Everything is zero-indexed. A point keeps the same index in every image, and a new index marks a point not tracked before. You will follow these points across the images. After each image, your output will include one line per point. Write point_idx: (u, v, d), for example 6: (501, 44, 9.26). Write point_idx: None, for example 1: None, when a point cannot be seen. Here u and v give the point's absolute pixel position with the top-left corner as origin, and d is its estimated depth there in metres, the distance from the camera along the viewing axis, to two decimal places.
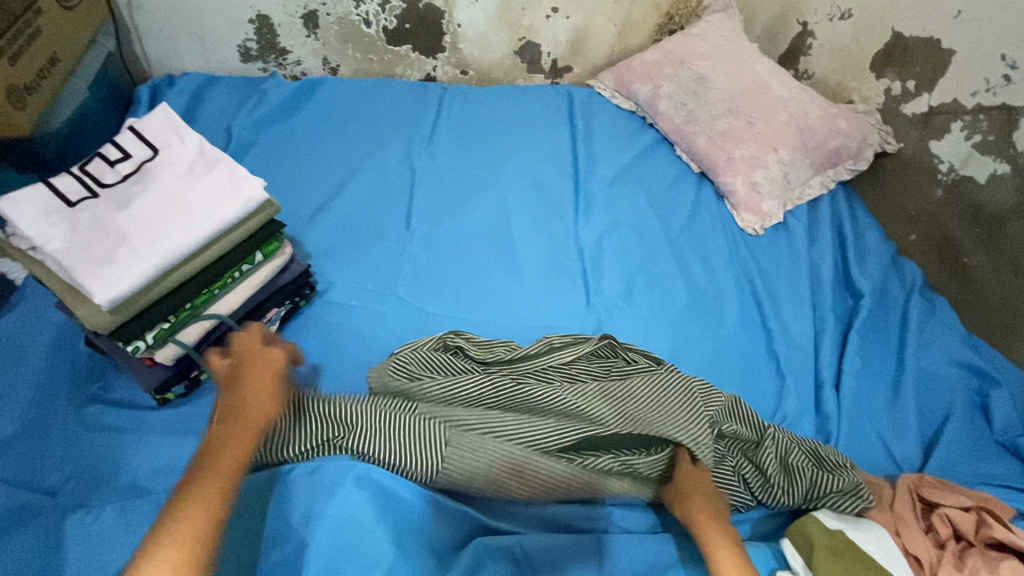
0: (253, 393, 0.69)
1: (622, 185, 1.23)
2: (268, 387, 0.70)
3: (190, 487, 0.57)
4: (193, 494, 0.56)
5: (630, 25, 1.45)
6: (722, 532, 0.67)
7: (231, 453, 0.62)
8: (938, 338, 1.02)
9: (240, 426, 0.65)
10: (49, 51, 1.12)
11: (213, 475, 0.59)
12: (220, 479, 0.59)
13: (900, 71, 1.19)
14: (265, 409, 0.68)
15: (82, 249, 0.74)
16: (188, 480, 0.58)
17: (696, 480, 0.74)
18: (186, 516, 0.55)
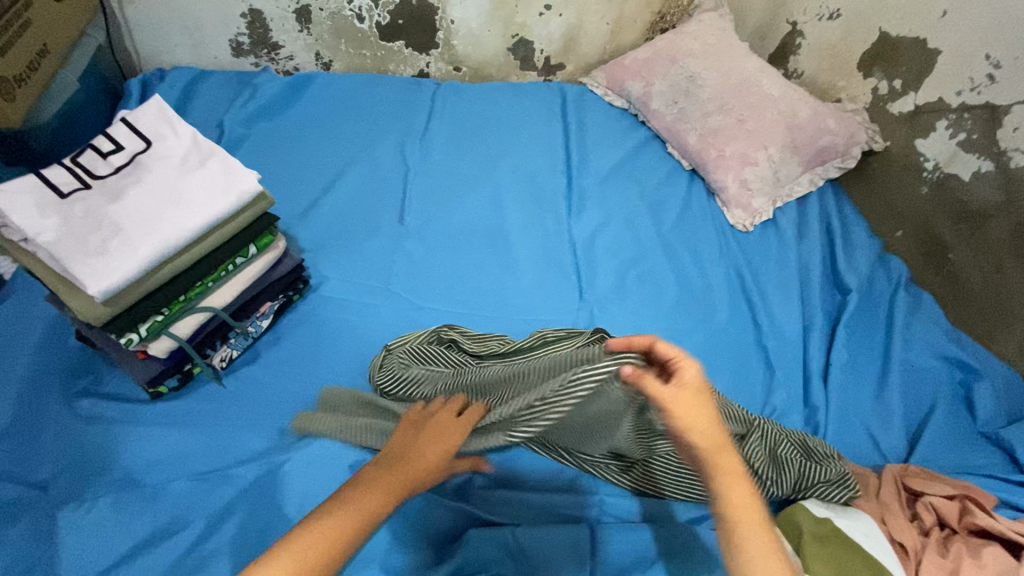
0: (429, 442, 0.69)
1: (615, 181, 1.24)
2: (436, 435, 0.70)
3: (343, 496, 0.59)
4: (336, 511, 0.57)
5: (623, 23, 1.46)
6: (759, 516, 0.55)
7: (370, 501, 0.59)
8: (923, 333, 1.04)
9: (396, 474, 0.64)
10: (39, 44, 1.11)
11: (367, 493, 0.60)
12: (354, 510, 0.57)
13: (888, 70, 1.21)
14: (432, 458, 0.68)
15: (75, 241, 0.74)
16: (349, 489, 0.60)
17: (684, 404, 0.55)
18: (310, 543, 0.53)
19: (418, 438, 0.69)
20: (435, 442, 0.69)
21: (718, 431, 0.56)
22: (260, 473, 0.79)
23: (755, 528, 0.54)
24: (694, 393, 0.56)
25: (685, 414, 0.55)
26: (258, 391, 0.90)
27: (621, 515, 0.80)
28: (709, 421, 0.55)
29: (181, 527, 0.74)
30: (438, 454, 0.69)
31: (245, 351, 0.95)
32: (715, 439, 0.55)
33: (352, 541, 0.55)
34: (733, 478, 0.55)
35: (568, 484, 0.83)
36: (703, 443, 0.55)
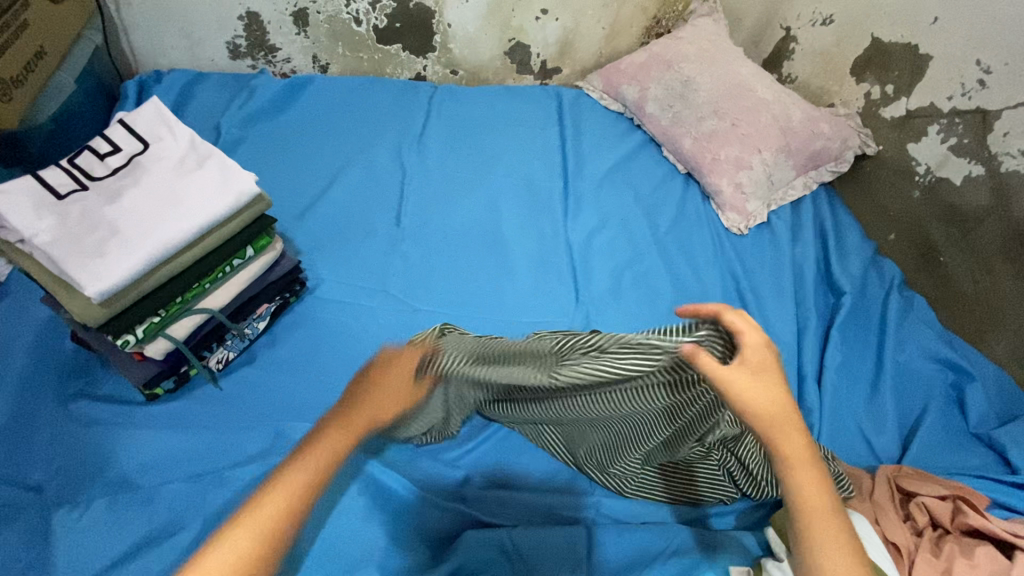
0: (391, 378, 0.67)
1: (611, 184, 1.25)
2: (401, 374, 0.68)
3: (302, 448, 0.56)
4: (293, 462, 0.54)
5: (618, 27, 1.47)
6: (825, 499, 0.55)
7: (331, 443, 0.57)
8: (916, 335, 1.05)
9: (359, 413, 0.62)
10: (36, 45, 1.11)
11: (327, 440, 0.58)
12: (314, 460, 0.55)
13: (880, 76, 1.22)
14: (397, 398, 0.66)
15: (72, 242, 0.74)
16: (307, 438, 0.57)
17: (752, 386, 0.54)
18: (271, 499, 0.51)
19: (379, 378, 0.67)
20: (394, 382, 0.67)
21: (784, 412, 0.54)
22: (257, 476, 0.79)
23: (823, 511, 0.55)
24: (758, 371, 0.54)
25: (747, 396, 0.54)
26: (254, 393, 0.90)
27: (617, 517, 0.80)
28: (775, 404, 0.54)
29: (176, 529, 0.74)
30: (403, 390, 0.67)
31: (242, 353, 0.95)
32: (775, 416, 0.54)
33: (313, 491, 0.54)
34: (797, 460, 0.55)
35: (564, 485, 0.83)
36: (770, 426, 0.54)
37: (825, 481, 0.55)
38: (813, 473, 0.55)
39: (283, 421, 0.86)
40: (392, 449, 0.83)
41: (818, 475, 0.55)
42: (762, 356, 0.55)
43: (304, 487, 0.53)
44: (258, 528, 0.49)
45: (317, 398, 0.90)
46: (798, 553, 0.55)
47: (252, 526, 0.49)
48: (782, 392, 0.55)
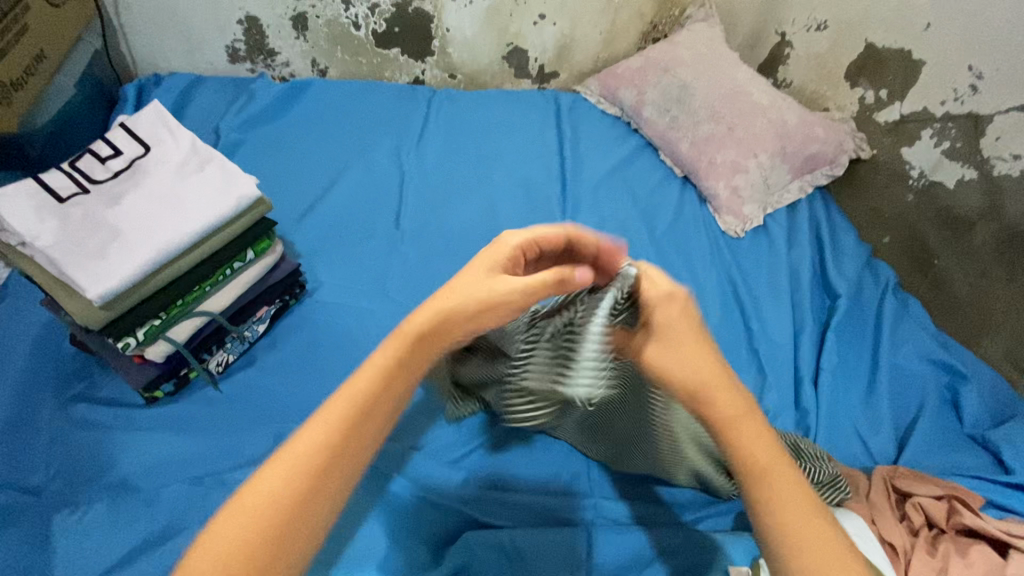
0: (475, 279, 0.55)
1: (609, 188, 1.26)
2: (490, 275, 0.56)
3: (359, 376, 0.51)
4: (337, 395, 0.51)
5: (615, 32, 1.48)
6: (768, 452, 0.53)
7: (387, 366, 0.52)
8: (910, 337, 1.06)
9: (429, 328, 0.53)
10: (36, 49, 1.12)
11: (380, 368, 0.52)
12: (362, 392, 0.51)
13: (874, 81, 1.24)
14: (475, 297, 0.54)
15: (73, 245, 0.74)
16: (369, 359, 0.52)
17: (675, 341, 0.55)
18: (311, 432, 0.49)
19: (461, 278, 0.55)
20: (475, 282, 0.55)
21: (704, 369, 0.54)
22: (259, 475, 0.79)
23: (775, 466, 0.53)
24: (672, 327, 0.55)
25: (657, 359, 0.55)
26: (253, 395, 0.90)
27: (616, 518, 0.81)
28: (691, 364, 0.54)
29: (178, 532, 0.75)
30: (489, 291, 0.54)
31: (241, 355, 0.95)
32: (703, 372, 0.54)
33: (360, 428, 0.50)
34: (736, 415, 0.54)
35: (562, 485, 0.84)
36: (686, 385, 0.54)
37: (762, 435, 0.54)
38: (757, 432, 0.54)
39: (283, 424, 0.86)
40: (392, 451, 0.83)
41: (761, 430, 0.54)
42: (671, 309, 0.56)
43: (344, 423, 0.49)
44: (296, 469, 0.47)
45: (317, 400, 0.90)
46: (754, 513, 0.53)
47: (290, 467, 0.47)
48: (704, 349, 0.55)
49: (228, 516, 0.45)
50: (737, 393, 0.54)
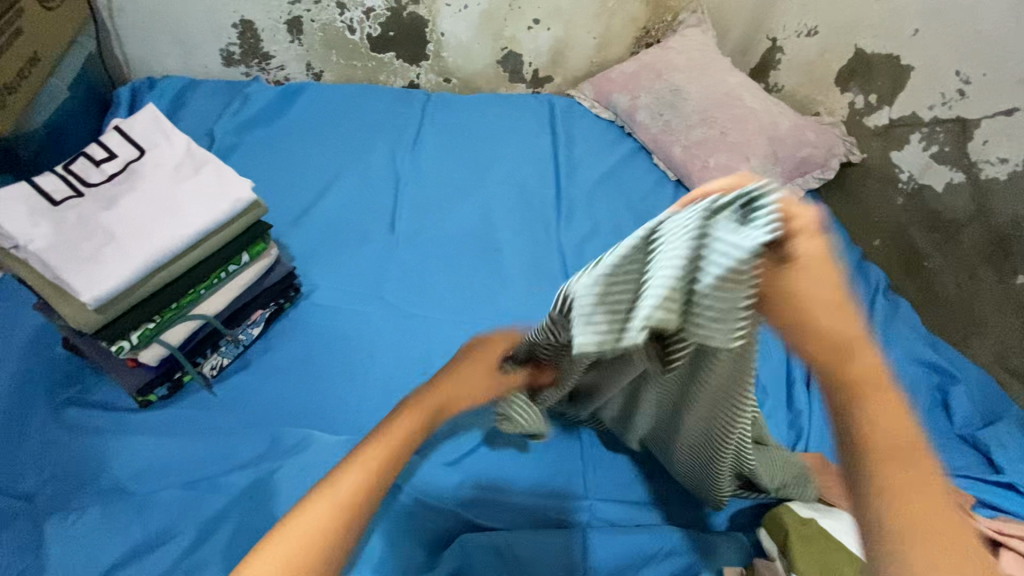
0: (472, 375, 0.62)
1: (603, 191, 1.27)
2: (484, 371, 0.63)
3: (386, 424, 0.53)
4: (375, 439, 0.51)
5: (609, 38, 1.49)
6: (904, 436, 0.43)
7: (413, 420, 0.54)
8: (901, 338, 1.07)
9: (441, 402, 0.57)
10: (30, 52, 1.11)
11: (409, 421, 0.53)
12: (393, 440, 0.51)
13: (863, 86, 1.25)
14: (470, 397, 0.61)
15: (67, 248, 0.74)
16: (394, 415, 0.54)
17: (816, 281, 0.42)
18: (351, 472, 0.47)
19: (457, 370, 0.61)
20: (473, 378, 0.61)
21: (836, 330, 0.43)
22: (254, 478, 0.79)
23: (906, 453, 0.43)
24: (818, 268, 0.42)
25: (768, 309, 0.45)
26: (248, 399, 0.90)
27: (612, 519, 0.81)
28: (832, 324, 0.42)
29: (172, 536, 0.74)
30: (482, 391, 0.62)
31: (236, 359, 0.95)
32: (844, 331, 0.43)
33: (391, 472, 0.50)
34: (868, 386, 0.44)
35: (559, 487, 0.84)
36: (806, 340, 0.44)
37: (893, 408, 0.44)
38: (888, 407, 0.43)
39: (278, 427, 0.86)
40: None
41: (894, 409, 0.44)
42: (820, 244, 0.42)
43: (385, 464, 0.49)
44: (342, 502, 0.45)
45: (313, 404, 0.90)
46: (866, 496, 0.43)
47: (331, 500, 0.45)
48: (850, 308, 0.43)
49: (260, 552, 0.42)
50: (879, 359, 0.43)
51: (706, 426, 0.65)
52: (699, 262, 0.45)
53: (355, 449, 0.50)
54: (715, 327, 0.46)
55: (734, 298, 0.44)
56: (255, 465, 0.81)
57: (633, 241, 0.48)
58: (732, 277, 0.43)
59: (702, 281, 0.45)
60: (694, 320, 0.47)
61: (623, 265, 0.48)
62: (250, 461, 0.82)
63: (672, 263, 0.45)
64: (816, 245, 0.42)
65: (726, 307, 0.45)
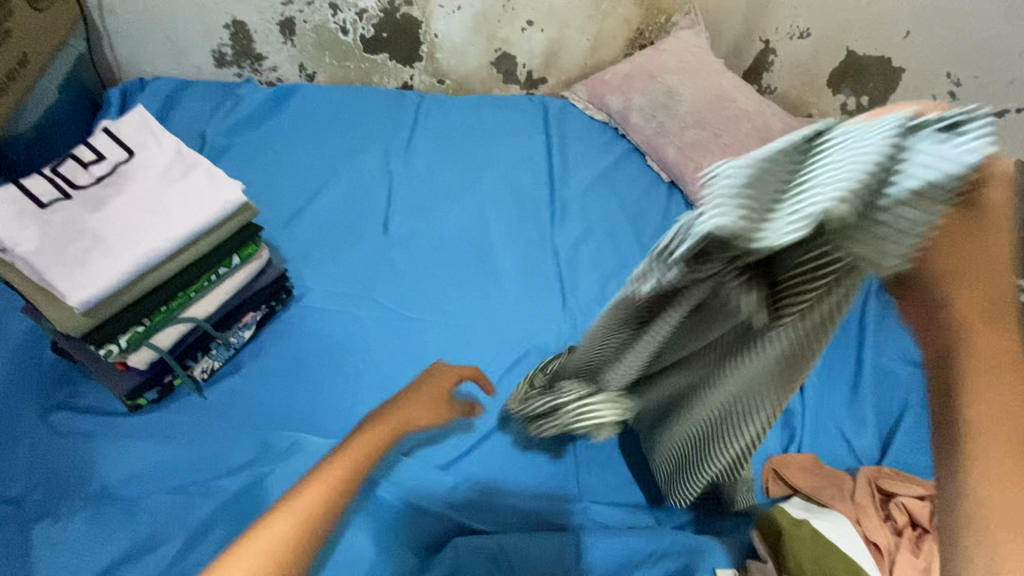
0: (418, 403, 0.68)
1: (597, 193, 1.27)
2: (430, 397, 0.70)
3: (345, 447, 0.58)
4: (335, 459, 0.56)
5: (603, 39, 1.49)
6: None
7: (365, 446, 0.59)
8: (893, 339, 1.08)
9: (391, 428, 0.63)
10: (19, 53, 1.10)
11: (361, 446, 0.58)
12: (348, 466, 0.56)
13: (855, 87, 1.28)
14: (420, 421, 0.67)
15: (54, 251, 0.73)
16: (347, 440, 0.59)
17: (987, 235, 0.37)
18: (311, 491, 0.52)
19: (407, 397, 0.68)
20: (421, 404, 0.69)
21: (1000, 303, 0.37)
22: (247, 482, 0.79)
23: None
24: (998, 220, 0.36)
25: (930, 259, 0.38)
26: (238, 402, 0.89)
27: (606, 521, 0.82)
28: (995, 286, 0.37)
29: (162, 541, 0.74)
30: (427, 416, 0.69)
31: (227, 362, 0.94)
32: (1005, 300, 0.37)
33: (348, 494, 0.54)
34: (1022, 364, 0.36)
35: (552, 489, 0.84)
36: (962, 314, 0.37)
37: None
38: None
39: (269, 431, 0.85)
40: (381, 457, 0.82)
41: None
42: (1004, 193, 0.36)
43: (341, 483, 0.54)
44: (301, 519, 0.50)
45: (305, 407, 0.89)
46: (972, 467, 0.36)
47: (293, 517, 0.50)
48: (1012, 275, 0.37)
49: (233, 559, 0.47)
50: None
51: (727, 415, 0.60)
52: (890, 167, 0.37)
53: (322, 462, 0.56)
54: (890, 244, 0.37)
55: (924, 212, 0.36)
56: (246, 469, 0.80)
57: (795, 138, 0.40)
58: (926, 190, 0.36)
59: (890, 189, 0.37)
60: (855, 236, 0.39)
61: (783, 161, 0.40)
62: (241, 465, 0.81)
63: (859, 158, 0.37)
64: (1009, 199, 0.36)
65: (909, 227, 0.37)
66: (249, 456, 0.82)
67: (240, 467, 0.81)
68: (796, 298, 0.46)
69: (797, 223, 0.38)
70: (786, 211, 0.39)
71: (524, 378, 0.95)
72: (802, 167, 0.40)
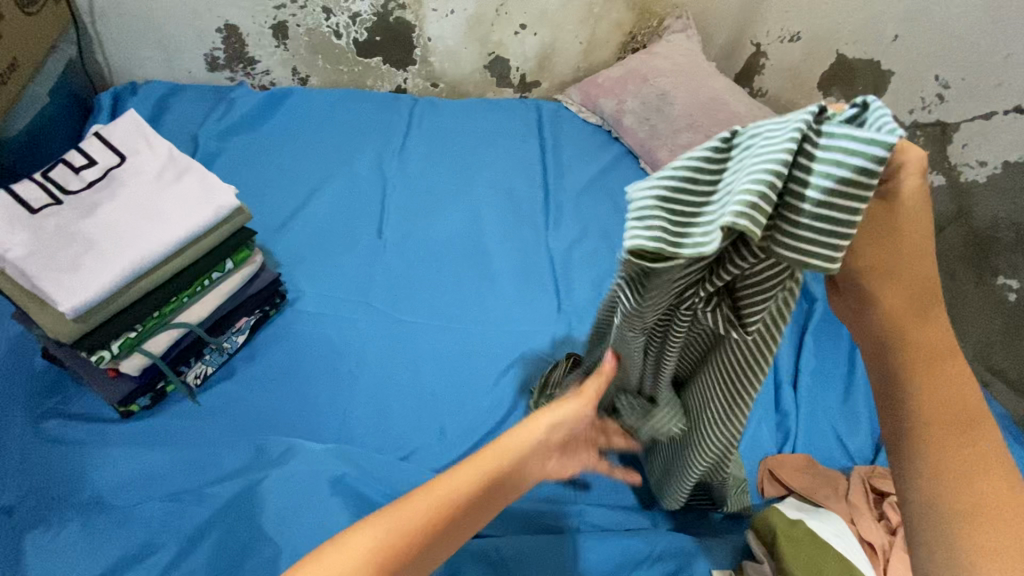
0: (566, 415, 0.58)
1: (591, 195, 1.27)
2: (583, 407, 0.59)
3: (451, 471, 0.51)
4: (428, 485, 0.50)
5: (595, 43, 1.50)
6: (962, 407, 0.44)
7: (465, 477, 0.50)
8: None
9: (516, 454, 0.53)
10: (9, 57, 1.10)
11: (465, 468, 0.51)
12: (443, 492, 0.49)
13: (844, 90, 1.31)
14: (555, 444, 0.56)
15: (45, 256, 0.73)
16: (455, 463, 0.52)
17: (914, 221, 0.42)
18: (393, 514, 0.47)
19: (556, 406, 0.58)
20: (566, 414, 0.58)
21: (919, 291, 0.44)
22: (241, 488, 0.77)
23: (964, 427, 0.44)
24: (914, 205, 0.42)
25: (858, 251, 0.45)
26: (232, 407, 0.89)
27: (604, 524, 0.82)
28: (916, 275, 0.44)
29: (155, 548, 0.73)
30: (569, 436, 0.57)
31: (220, 367, 0.93)
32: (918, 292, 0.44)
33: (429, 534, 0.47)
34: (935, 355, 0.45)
35: (548, 491, 0.84)
36: (894, 315, 0.45)
37: (961, 393, 0.44)
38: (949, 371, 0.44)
39: (263, 436, 0.85)
40: (378, 461, 0.82)
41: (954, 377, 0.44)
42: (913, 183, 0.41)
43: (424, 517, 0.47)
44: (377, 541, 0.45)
45: (300, 412, 0.89)
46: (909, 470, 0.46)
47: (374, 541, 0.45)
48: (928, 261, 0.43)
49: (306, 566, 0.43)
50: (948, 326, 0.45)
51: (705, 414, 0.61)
52: (801, 163, 0.38)
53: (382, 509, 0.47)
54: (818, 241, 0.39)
55: (845, 207, 0.37)
56: (241, 475, 0.80)
57: (709, 144, 0.42)
58: (853, 181, 0.36)
59: (805, 192, 0.38)
60: (789, 240, 0.40)
61: (697, 173, 0.43)
62: (236, 471, 0.80)
63: (772, 156, 0.37)
64: (921, 183, 0.41)
65: (836, 222, 0.38)
66: (243, 461, 0.81)
67: (235, 473, 0.80)
68: (752, 307, 0.47)
69: (715, 234, 0.40)
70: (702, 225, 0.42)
71: (519, 381, 0.95)
72: (721, 174, 0.42)
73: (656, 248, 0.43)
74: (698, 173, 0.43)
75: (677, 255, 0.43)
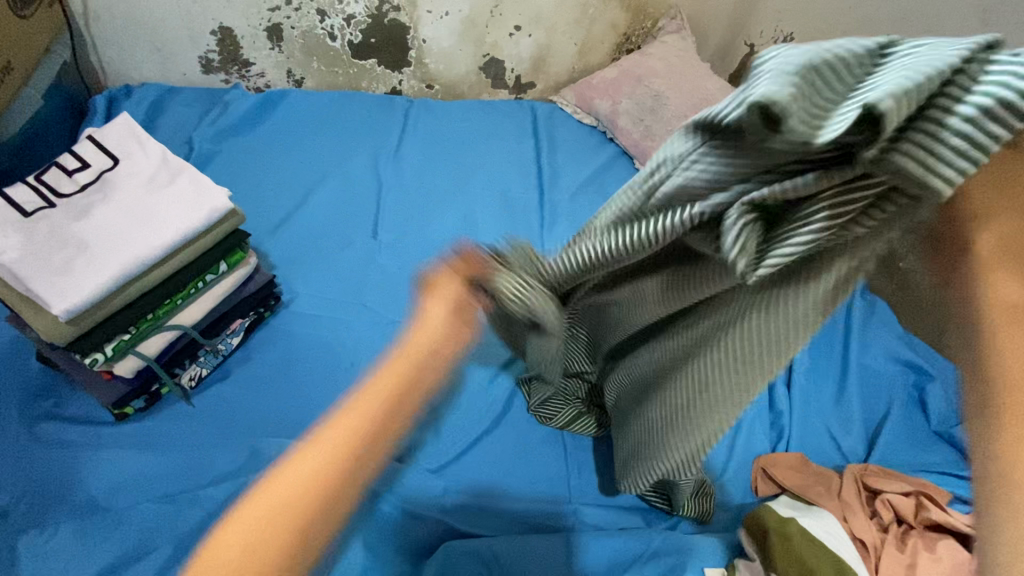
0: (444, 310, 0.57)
1: (586, 197, 1.28)
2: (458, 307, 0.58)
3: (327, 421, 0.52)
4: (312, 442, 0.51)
5: (590, 44, 1.50)
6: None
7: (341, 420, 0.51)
8: (877, 338, 1.09)
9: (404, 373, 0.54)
10: (3, 61, 1.10)
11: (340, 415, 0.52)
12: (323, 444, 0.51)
13: None
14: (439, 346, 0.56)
15: (38, 259, 0.73)
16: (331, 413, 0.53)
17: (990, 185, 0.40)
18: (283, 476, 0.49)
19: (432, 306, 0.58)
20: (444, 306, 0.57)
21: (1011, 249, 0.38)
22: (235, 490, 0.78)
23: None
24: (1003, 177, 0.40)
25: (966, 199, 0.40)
26: (226, 409, 0.89)
27: (599, 523, 0.82)
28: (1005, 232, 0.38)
29: (150, 550, 0.73)
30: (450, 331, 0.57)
31: (215, 369, 0.94)
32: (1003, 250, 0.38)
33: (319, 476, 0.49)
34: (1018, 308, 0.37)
35: (543, 491, 0.85)
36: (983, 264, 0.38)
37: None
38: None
39: (258, 438, 0.85)
40: None
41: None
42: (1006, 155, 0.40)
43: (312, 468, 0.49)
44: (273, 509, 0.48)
45: (295, 413, 0.89)
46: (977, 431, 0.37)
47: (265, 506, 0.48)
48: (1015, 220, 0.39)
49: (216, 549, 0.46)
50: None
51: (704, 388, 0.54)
52: (956, 79, 0.32)
53: (315, 439, 0.51)
54: (930, 166, 0.31)
55: (989, 133, 0.31)
56: (236, 477, 0.80)
57: (860, 44, 0.35)
58: (1012, 104, 0.30)
59: (952, 112, 0.31)
60: (918, 152, 0.32)
61: (842, 63, 0.34)
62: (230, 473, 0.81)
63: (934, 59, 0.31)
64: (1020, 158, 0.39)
65: (975, 146, 0.31)
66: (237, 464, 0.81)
67: (229, 475, 0.81)
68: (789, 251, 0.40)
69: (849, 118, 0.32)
70: (828, 111, 0.33)
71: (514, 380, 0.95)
72: (869, 73, 0.34)
73: (776, 101, 0.32)
74: (844, 60, 0.34)
75: (791, 129, 0.33)
